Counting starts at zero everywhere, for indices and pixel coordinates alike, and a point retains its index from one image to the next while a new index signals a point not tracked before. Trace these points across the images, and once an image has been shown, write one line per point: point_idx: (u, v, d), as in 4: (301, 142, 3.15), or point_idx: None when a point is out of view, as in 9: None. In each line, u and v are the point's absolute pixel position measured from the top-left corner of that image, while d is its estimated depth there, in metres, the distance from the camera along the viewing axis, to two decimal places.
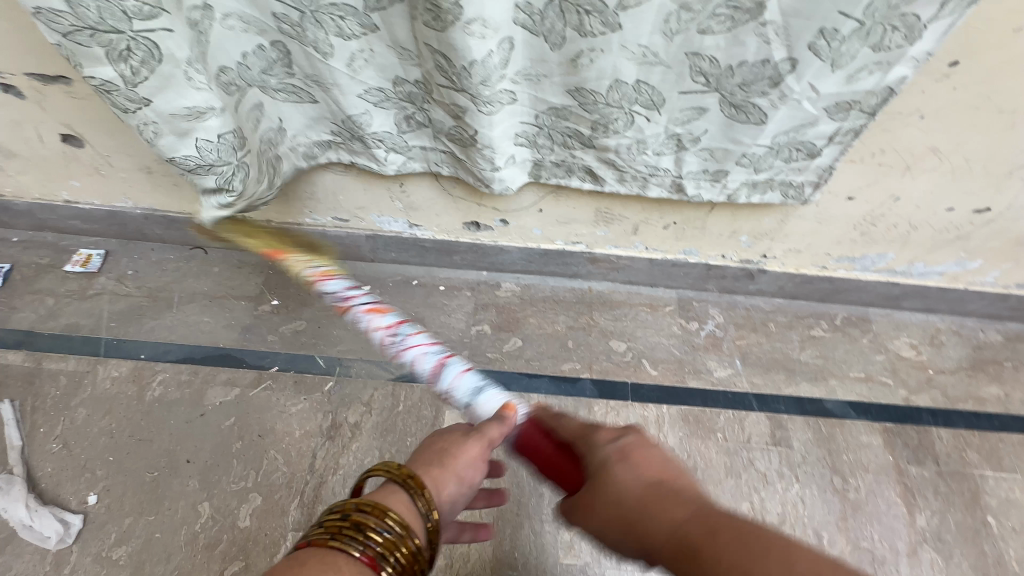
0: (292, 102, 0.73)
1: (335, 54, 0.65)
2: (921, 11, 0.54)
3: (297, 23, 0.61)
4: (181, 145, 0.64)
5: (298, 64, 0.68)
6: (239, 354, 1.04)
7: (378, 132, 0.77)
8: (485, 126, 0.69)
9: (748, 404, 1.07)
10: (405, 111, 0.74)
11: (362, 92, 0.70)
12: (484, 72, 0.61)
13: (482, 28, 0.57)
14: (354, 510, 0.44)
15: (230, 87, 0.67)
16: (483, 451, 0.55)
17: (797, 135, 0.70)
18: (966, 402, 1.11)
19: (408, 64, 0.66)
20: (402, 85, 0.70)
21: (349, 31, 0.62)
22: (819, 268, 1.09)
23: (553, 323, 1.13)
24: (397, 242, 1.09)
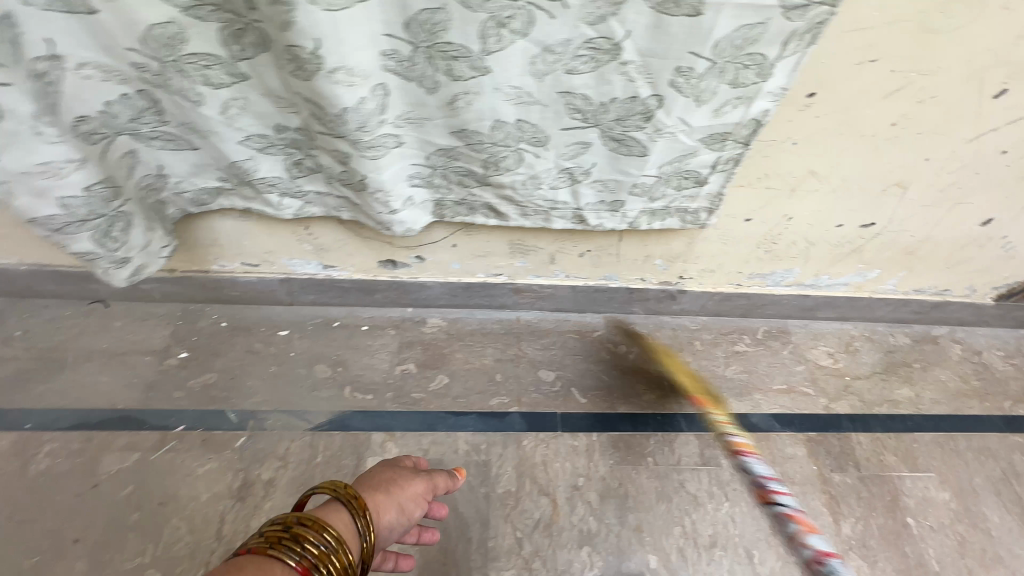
0: (172, 148, 0.70)
1: (205, 102, 0.62)
2: (766, 50, 0.56)
3: (159, 72, 0.58)
4: (42, 203, 0.62)
5: (169, 111, 0.64)
6: (141, 415, 0.96)
7: (268, 178, 0.74)
8: (372, 170, 0.68)
9: (677, 425, 1.07)
10: (293, 157, 0.72)
11: (242, 138, 0.68)
12: (359, 117, 0.60)
13: (347, 76, 0.56)
14: (294, 524, 0.53)
15: (92, 136, 0.62)
16: (421, 495, 0.71)
17: (682, 164, 0.72)
18: (881, 406, 1.15)
19: (286, 111, 0.65)
20: (284, 131, 0.68)
21: (218, 81, 0.60)
22: (735, 286, 1.13)
23: (480, 356, 1.11)
24: (313, 284, 1.05)
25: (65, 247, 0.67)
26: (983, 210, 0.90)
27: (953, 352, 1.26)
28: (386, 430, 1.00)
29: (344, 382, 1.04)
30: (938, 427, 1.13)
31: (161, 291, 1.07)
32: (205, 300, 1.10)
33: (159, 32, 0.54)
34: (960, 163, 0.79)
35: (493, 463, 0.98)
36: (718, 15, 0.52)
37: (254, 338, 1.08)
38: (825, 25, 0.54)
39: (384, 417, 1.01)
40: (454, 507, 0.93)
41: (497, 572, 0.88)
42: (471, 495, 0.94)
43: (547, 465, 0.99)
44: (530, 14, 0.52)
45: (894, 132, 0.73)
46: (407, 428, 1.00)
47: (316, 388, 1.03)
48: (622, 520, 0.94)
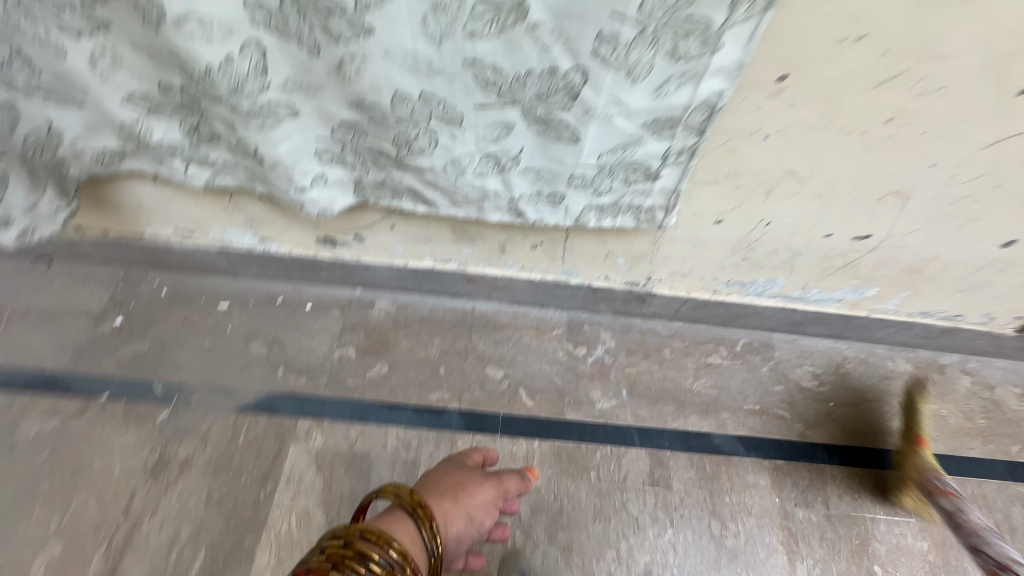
0: (55, 104, 0.62)
1: (71, 53, 0.56)
2: (711, 12, 0.45)
3: (10, 16, 0.53)
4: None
5: (38, 60, 0.57)
6: (68, 380, 0.94)
7: (166, 142, 0.67)
8: (263, 142, 0.60)
9: (629, 439, 0.98)
10: (189, 121, 0.64)
11: (126, 96, 0.61)
12: (228, 80, 0.53)
13: (201, 28, 0.49)
14: (357, 538, 0.53)
15: None
16: (492, 501, 0.74)
17: (626, 155, 0.60)
18: (866, 438, 1.03)
19: (166, 68, 0.57)
20: (171, 90, 0.60)
21: (74, 27, 0.54)
22: (711, 292, 1.01)
23: (426, 347, 1.04)
24: (251, 258, 0.99)
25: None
26: (1003, 228, 0.76)
27: (961, 384, 1.11)
28: (314, 417, 0.95)
29: (277, 363, 0.99)
30: None
31: (101, 253, 1.03)
32: (147, 265, 1.06)
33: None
34: (974, 170, 0.65)
35: (421, 462, 0.92)
36: None
37: (192, 308, 1.03)
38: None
39: (314, 403, 0.96)
40: None
41: None
42: None
43: None
44: None
45: (889, 129, 0.60)
46: (337, 417, 0.95)
47: (248, 367, 0.98)
48: (551, 537, 0.88)
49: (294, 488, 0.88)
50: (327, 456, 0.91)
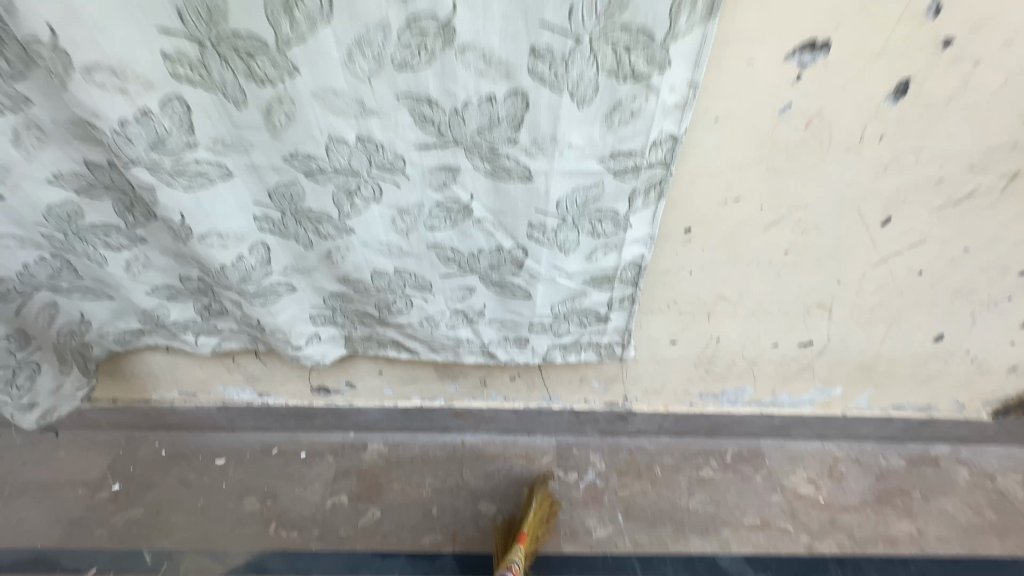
0: (91, 299, 0.76)
1: (109, 262, 0.68)
2: (615, 205, 0.56)
3: (65, 242, 0.65)
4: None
5: (82, 270, 0.70)
6: (57, 556, 0.93)
7: (180, 321, 0.79)
8: (266, 315, 0.70)
9: (630, 569, 0.96)
10: (202, 301, 0.76)
11: (150, 289, 0.73)
12: (239, 272, 0.64)
13: (220, 239, 0.60)
14: None
15: (8, 294, 0.70)
16: None
17: (575, 304, 0.70)
18: (875, 546, 1.00)
19: (186, 265, 0.70)
20: (189, 280, 0.73)
21: (117, 244, 0.66)
22: (688, 405, 1.06)
23: (418, 487, 1.05)
24: (250, 411, 1.05)
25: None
26: (929, 327, 0.84)
27: (959, 476, 1.10)
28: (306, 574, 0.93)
29: (270, 518, 1.00)
30: (948, 573, 0.96)
31: (107, 420, 1.08)
32: (149, 427, 1.10)
33: (59, 210, 0.61)
34: (879, 283, 0.75)
35: None
36: (549, 180, 0.53)
37: (190, 467, 1.06)
38: (665, 182, 0.54)
39: (305, 559, 0.95)
40: None
41: None
42: None
43: None
44: (376, 184, 0.56)
45: (790, 259, 0.71)
46: (328, 571, 0.94)
47: (241, 525, 0.98)
48: None
49: None
50: None
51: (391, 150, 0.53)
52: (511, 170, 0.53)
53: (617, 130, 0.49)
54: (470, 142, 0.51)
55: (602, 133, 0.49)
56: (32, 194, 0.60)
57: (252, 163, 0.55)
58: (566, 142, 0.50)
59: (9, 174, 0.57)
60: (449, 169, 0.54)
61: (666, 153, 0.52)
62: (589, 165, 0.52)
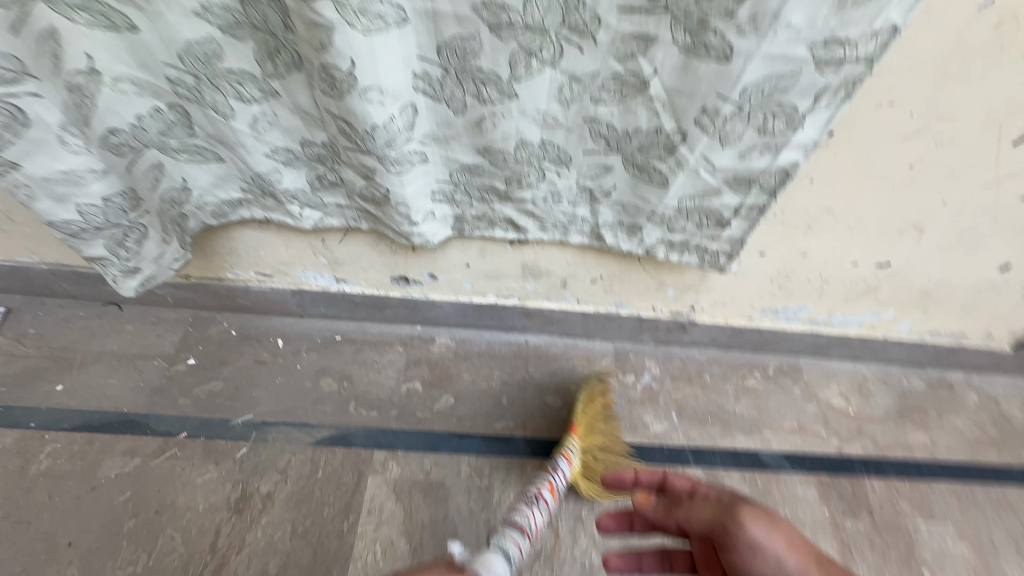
0: (197, 161, 0.73)
1: (236, 117, 0.66)
2: (797, 102, 0.56)
3: (194, 87, 0.63)
4: (62, 210, 0.65)
5: (198, 124, 0.68)
6: (145, 420, 0.96)
7: (290, 189, 0.77)
8: (397, 186, 0.68)
9: (685, 459, 1.05)
10: (317, 171, 0.74)
11: (269, 150, 0.71)
12: (387, 135, 0.61)
13: (379, 96, 0.56)
14: None
15: (120, 148, 0.65)
16: None
17: (704, 202, 0.70)
18: (895, 451, 1.12)
19: (314, 126, 0.68)
20: (311, 145, 0.71)
21: (249, 95, 0.64)
22: (747, 319, 1.12)
23: (488, 379, 1.10)
24: (324, 298, 1.06)
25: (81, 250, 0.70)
26: (1001, 256, 0.90)
27: (970, 398, 1.23)
28: (389, 448, 0.98)
29: (349, 397, 1.04)
30: (955, 475, 1.10)
31: (175, 296, 1.07)
32: (217, 308, 1.10)
33: (199, 48, 0.59)
34: (980, 207, 0.79)
35: (495, 488, 0.96)
36: (748, 63, 0.52)
37: (261, 348, 1.08)
38: (859, 84, 0.54)
39: (387, 435, 1.00)
40: (453, 532, 0.90)
41: None
42: (471, 521, 0.92)
43: None
44: (561, 46, 0.54)
45: (912, 174, 0.73)
46: (410, 448, 0.99)
47: (320, 402, 1.02)
48: None
49: (376, 518, 0.90)
50: (404, 486, 0.94)
51: (591, 8, 0.51)
52: (711, 47, 0.52)
53: (844, 15, 0.49)
54: (680, 10, 0.50)
55: (828, 14, 0.49)
56: (175, 27, 0.57)
57: (434, 9, 0.52)
58: (786, 21, 0.49)
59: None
60: (645, 38, 0.53)
61: (877, 48, 0.52)
62: (794, 50, 0.52)
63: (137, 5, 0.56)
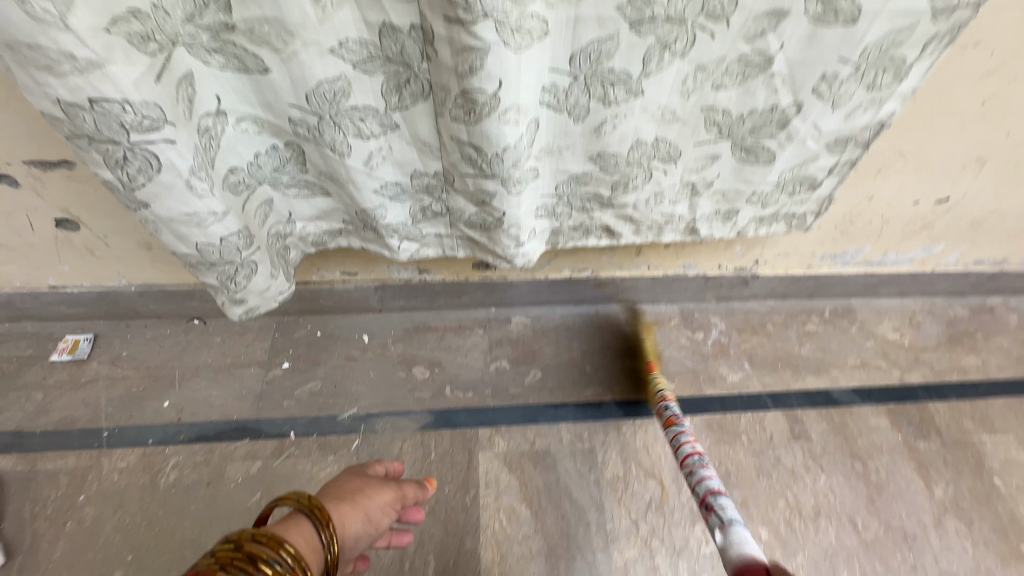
0: (305, 196, 0.75)
1: (352, 154, 0.66)
2: (907, 52, 0.60)
3: (315, 126, 0.63)
4: (183, 245, 0.62)
5: (312, 161, 0.69)
6: (256, 425, 1.00)
7: (392, 223, 0.77)
8: (512, 208, 0.69)
9: (764, 404, 1.11)
10: (422, 203, 0.76)
11: (379, 186, 0.71)
12: (514, 154, 0.63)
13: (514, 114, 0.59)
14: (248, 540, 0.48)
15: (238, 186, 0.67)
16: (393, 503, 0.67)
17: (801, 170, 0.75)
18: (951, 374, 1.20)
19: (429, 157, 0.69)
20: (421, 177, 0.72)
21: (369, 131, 0.64)
22: (805, 268, 1.18)
23: (568, 350, 1.15)
24: (406, 289, 1.10)
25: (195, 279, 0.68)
26: None
27: (1011, 319, 1.30)
28: (491, 425, 1.03)
29: (442, 382, 1.08)
30: (1008, 391, 1.18)
31: None
32: (299, 311, 1.13)
33: (329, 87, 0.59)
34: None
35: (597, 449, 1.02)
36: (873, 23, 0.57)
37: (348, 345, 1.11)
38: (963, 28, 0.59)
39: (487, 413, 1.05)
40: (568, 493, 0.96)
41: (620, 552, 0.91)
42: (582, 482, 0.98)
43: (649, 448, 1.03)
44: (694, 35, 0.58)
45: (982, 111, 0.79)
46: (511, 422, 1.04)
47: (417, 389, 1.06)
48: (727, 496, 0.98)
49: (494, 489, 0.96)
50: (514, 457, 1.00)
51: None
52: (840, 11, 0.56)
53: None
54: None
55: None
56: (308, 68, 0.57)
57: (576, 17, 0.55)
58: None
59: (293, 39, 0.55)
60: (777, 14, 0.57)
61: None
62: (915, 4, 0.56)
63: (274, 46, 0.56)
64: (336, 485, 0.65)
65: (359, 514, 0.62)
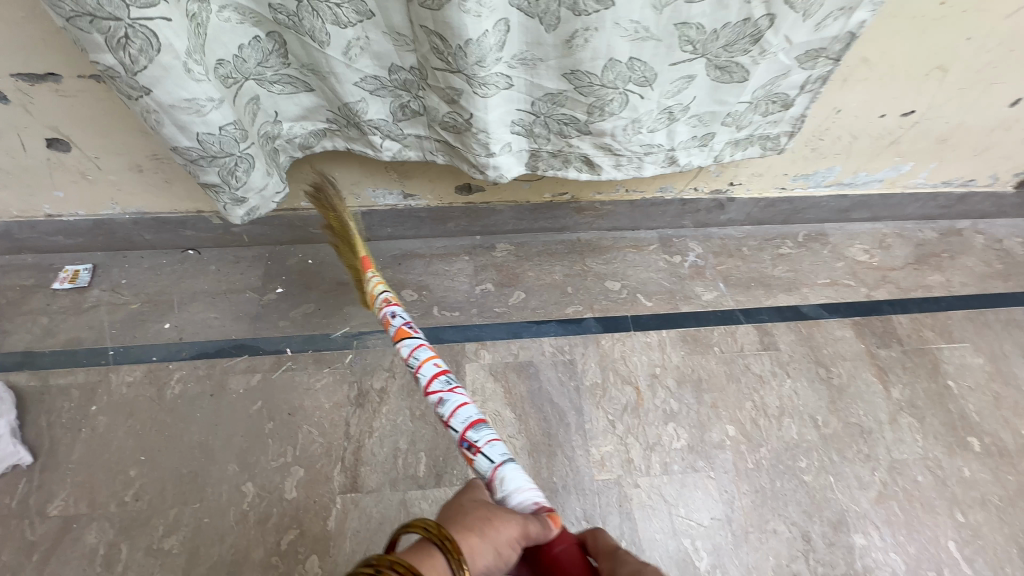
0: (288, 92, 0.77)
1: (331, 42, 0.69)
2: None
3: (294, 13, 0.66)
4: (184, 136, 0.66)
5: (293, 52, 0.72)
6: (254, 343, 1.05)
7: (373, 120, 0.80)
8: (481, 109, 0.73)
9: (736, 319, 1.17)
10: (400, 99, 0.78)
11: (358, 79, 0.74)
12: (479, 52, 0.66)
13: (477, 7, 0.62)
14: (387, 567, 0.42)
15: (227, 80, 0.70)
16: (522, 538, 0.52)
17: (773, 87, 0.80)
18: (916, 291, 1.26)
19: (404, 49, 0.72)
20: (397, 70, 0.74)
21: (345, 19, 0.67)
22: (779, 190, 1.22)
23: (551, 273, 1.20)
24: (393, 216, 1.14)
25: (196, 176, 0.72)
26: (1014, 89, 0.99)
27: (977, 241, 1.35)
28: (477, 340, 1.09)
29: (430, 303, 1.13)
30: (968, 305, 1.24)
31: (251, 234, 1.14)
32: (290, 241, 1.17)
33: None
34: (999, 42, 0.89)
35: (577, 360, 1.08)
36: None
37: (339, 271, 1.15)
38: None
39: (473, 329, 1.11)
40: (549, 399, 1.03)
41: (597, 447, 0.99)
42: (563, 388, 1.05)
43: (625, 358, 1.09)
44: None
45: (944, 12, 0.83)
46: (496, 338, 1.10)
47: (406, 309, 1.12)
48: (698, 399, 1.06)
49: (481, 395, 1.03)
50: (499, 368, 1.06)
51: None
52: None
53: None
54: None
55: None
56: None
57: None
58: None
59: None
60: None
61: None
62: None
63: None
64: (461, 514, 0.53)
65: (484, 552, 0.49)
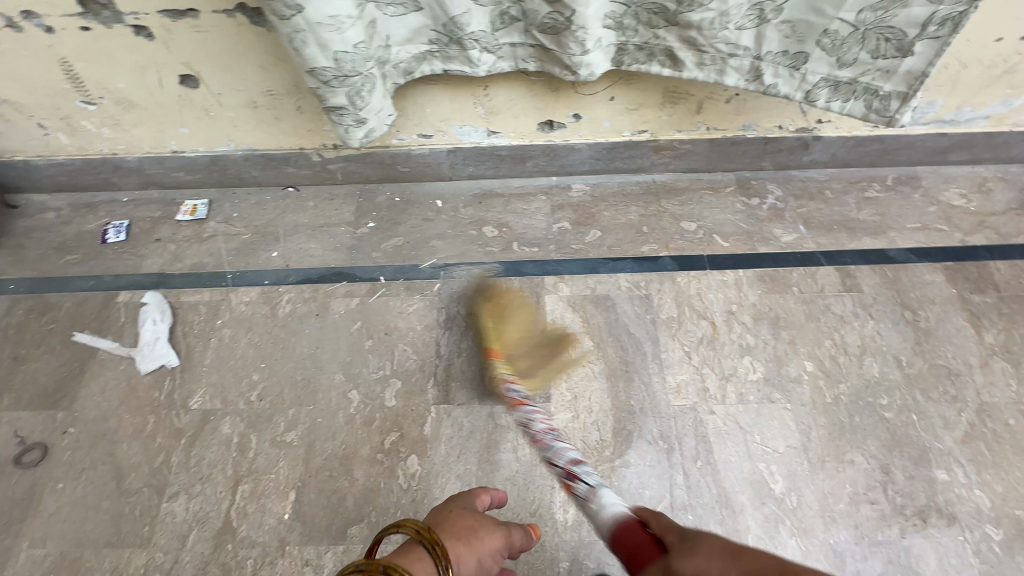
0: (399, 14, 0.82)
1: None
2: None
3: None
4: (323, 55, 0.75)
5: None
6: (351, 271, 1.15)
7: (474, 31, 0.85)
8: (581, 4, 0.76)
9: (817, 261, 1.16)
10: (501, 7, 0.82)
11: None
12: None
13: None
14: (382, 573, 0.47)
15: None
16: (499, 550, 0.64)
17: (887, 16, 0.79)
18: (1018, 237, 1.18)
19: None
20: None
21: None
22: (871, 129, 1.19)
23: (627, 213, 1.22)
24: (476, 154, 1.19)
25: (325, 99, 0.81)
26: None
27: None
28: (556, 274, 1.14)
29: (510, 239, 1.18)
30: None
31: (344, 171, 1.22)
32: (379, 180, 1.25)
33: None
34: None
35: (653, 295, 1.11)
36: None
37: (424, 208, 1.22)
38: None
39: (551, 264, 1.15)
40: (626, 330, 1.07)
41: (673, 376, 1.02)
42: (639, 321, 1.08)
43: (701, 295, 1.11)
44: None
45: None
46: (574, 273, 1.14)
47: (487, 245, 1.18)
48: (775, 336, 1.06)
49: (561, 323, 1.08)
50: (577, 300, 1.11)
51: None
52: None
53: None
54: None
55: None
56: None
57: None
58: None
59: None
60: None
61: None
62: None
63: None
64: (453, 518, 0.63)
65: (468, 556, 0.60)
